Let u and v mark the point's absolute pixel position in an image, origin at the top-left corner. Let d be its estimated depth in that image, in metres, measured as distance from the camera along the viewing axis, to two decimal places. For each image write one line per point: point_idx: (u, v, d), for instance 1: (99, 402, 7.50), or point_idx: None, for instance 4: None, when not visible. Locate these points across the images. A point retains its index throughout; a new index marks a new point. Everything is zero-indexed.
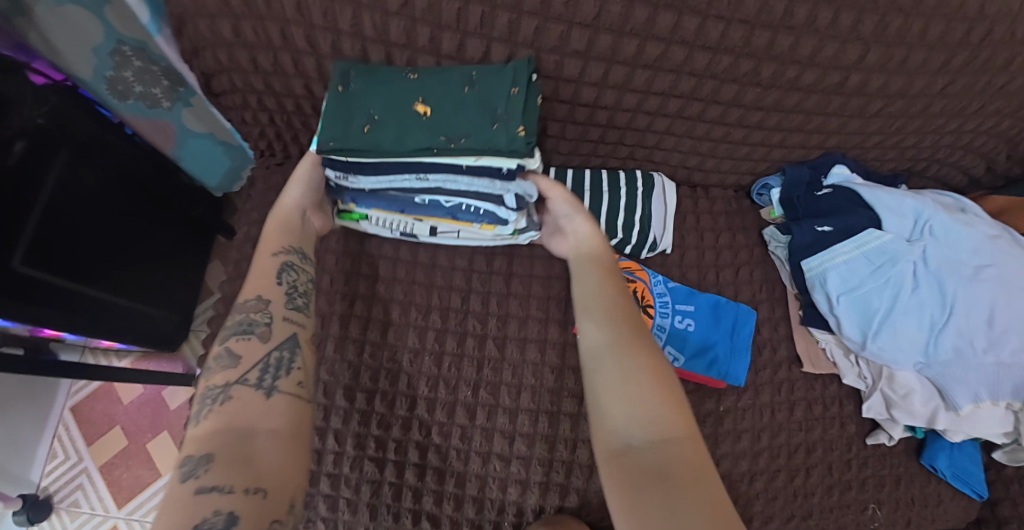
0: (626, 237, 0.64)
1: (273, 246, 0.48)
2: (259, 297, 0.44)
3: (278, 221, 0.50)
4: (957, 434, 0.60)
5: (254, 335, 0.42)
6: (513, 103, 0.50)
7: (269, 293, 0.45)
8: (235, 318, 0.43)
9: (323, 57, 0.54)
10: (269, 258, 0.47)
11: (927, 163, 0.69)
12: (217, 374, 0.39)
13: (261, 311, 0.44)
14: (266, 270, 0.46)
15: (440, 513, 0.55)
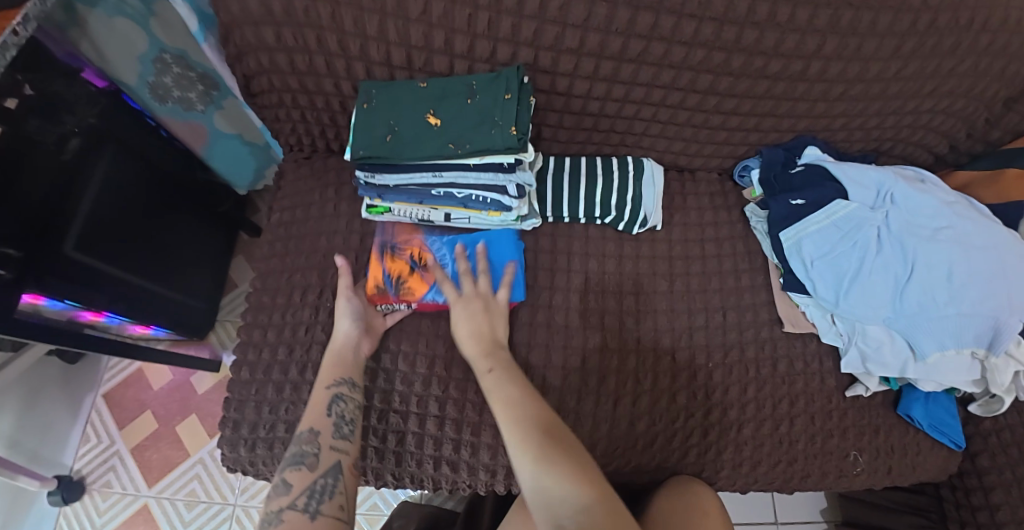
0: (622, 215, 0.71)
1: (327, 378, 0.55)
2: (310, 428, 0.51)
3: (333, 356, 0.58)
4: (930, 383, 0.65)
5: (304, 467, 0.48)
6: (506, 109, 0.58)
7: (320, 425, 0.52)
8: (291, 450, 0.50)
9: (351, 58, 0.63)
10: (325, 389, 0.55)
11: (892, 142, 0.76)
12: (275, 499, 0.45)
13: (311, 442, 0.50)
14: (320, 401, 0.54)
15: (458, 459, 0.62)
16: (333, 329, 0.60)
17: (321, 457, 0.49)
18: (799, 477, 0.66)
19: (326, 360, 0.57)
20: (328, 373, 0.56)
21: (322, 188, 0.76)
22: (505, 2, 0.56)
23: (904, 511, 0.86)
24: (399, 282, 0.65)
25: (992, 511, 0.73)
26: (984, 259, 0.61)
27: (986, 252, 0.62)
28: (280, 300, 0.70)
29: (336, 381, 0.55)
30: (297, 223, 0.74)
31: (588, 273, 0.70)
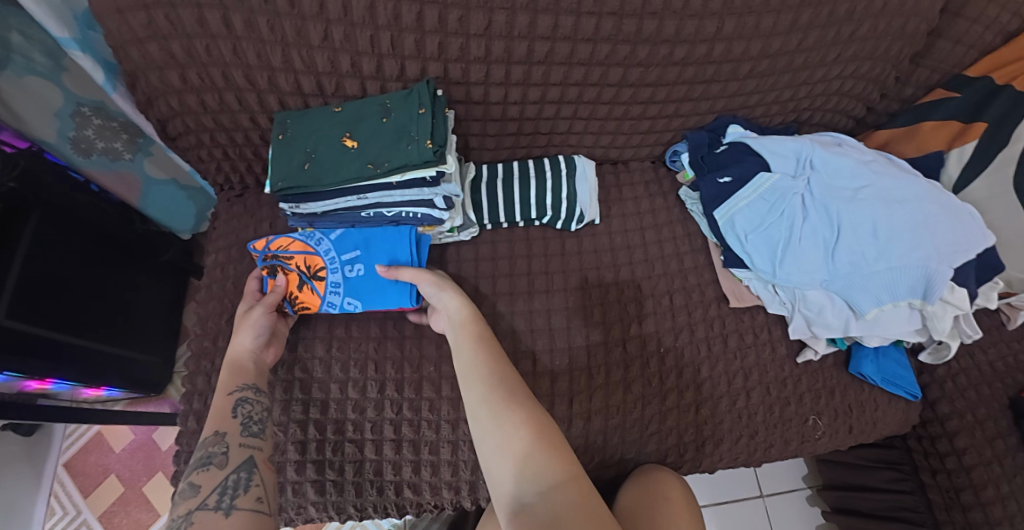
0: (558, 214, 0.72)
1: (230, 387, 0.54)
2: (216, 431, 0.50)
3: (231, 367, 0.56)
4: (874, 339, 0.66)
5: (212, 465, 0.46)
6: (421, 123, 0.58)
7: (225, 426, 0.51)
8: (195, 454, 0.48)
9: (262, 91, 0.62)
10: (226, 397, 0.53)
11: (809, 111, 0.78)
12: (182, 503, 0.43)
13: (218, 442, 0.49)
14: (223, 409, 0.52)
15: (419, 480, 0.62)
16: (231, 344, 0.59)
17: (231, 455, 0.48)
18: (762, 448, 0.67)
19: (228, 373, 0.56)
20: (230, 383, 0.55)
21: (256, 224, 0.75)
22: (404, 20, 0.56)
23: (878, 467, 0.87)
24: (293, 298, 0.64)
25: (958, 456, 0.75)
26: (907, 211, 0.63)
27: (907, 204, 0.63)
28: (223, 343, 0.69)
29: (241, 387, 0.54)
30: (234, 262, 0.73)
31: (531, 275, 0.71)
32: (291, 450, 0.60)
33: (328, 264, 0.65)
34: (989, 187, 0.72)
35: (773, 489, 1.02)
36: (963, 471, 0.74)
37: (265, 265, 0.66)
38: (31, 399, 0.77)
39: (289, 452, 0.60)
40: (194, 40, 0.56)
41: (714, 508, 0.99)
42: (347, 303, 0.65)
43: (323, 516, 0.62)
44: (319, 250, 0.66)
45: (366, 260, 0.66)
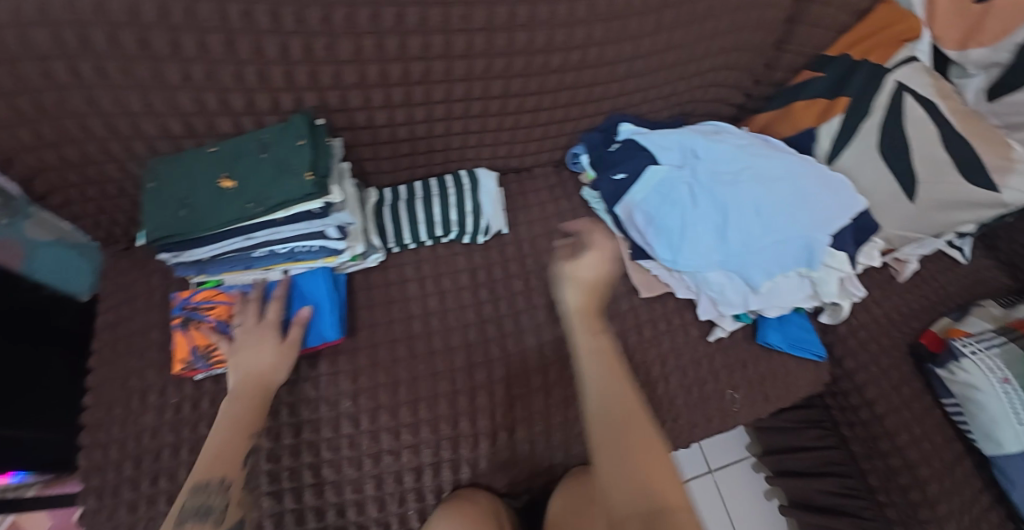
0: (463, 228, 0.72)
1: (247, 428, 0.52)
2: (221, 479, 0.48)
3: (250, 397, 0.54)
4: (773, 309, 0.70)
5: (211, 521, 0.45)
6: (300, 155, 0.57)
7: (231, 474, 0.49)
8: (193, 497, 0.45)
9: (129, 139, 0.59)
10: (244, 439, 0.52)
11: (691, 103, 0.83)
12: None
13: (220, 494, 0.47)
14: (235, 450, 0.51)
15: (345, 521, 0.59)
16: (257, 362, 0.56)
17: (228, 511, 0.47)
18: (685, 429, 0.69)
19: (244, 408, 0.53)
20: (248, 417, 0.53)
21: (148, 276, 0.71)
22: (267, 53, 0.54)
23: (805, 427, 0.91)
24: (209, 351, 0.61)
25: (869, 407, 0.80)
26: (786, 188, 0.67)
27: (784, 181, 0.68)
28: (120, 409, 0.63)
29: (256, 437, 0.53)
30: (126, 319, 0.69)
31: (443, 293, 0.70)
32: None
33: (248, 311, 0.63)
34: (859, 156, 0.76)
35: (720, 463, 1.06)
36: (877, 420, 0.79)
37: (179, 315, 0.62)
38: None
39: None
40: (42, 93, 0.52)
41: None
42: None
43: None
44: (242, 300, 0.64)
45: (289, 306, 0.64)
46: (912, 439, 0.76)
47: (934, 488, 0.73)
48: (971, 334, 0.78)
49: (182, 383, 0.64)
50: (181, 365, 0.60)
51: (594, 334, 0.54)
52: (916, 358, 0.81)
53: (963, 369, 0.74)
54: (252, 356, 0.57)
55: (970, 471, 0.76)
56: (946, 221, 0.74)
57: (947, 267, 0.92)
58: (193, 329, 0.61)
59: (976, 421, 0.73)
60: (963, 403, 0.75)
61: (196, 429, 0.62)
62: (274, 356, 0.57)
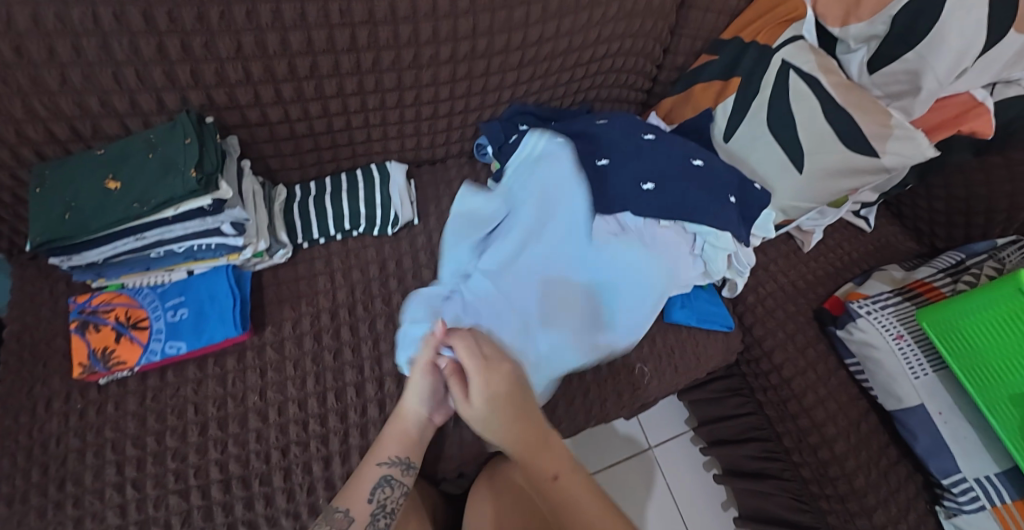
0: (372, 221, 0.74)
1: (386, 456, 0.55)
2: (346, 510, 0.51)
3: (396, 429, 0.56)
4: (670, 289, 0.74)
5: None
6: (184, 153, 0.57)
7: (356, 506, 0.52)
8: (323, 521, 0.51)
9: (12, 145, 0.59)
10: (376, 467, 0.54)
11: (593, 90, 0.86)
12: None
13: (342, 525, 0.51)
14: (368, 482, 0.53)
15: (254, 515, 0.58)
16: (405, 400, 0.57)
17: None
18: (597, 403, 0.72)
19: (398, 428, 0.56)
20: (389, 447, 0.56)
21: (53, 285, 0.70)
22: (144, 52, 0.55)
23: (728, 396, 0.95)
24: (107, 354, 0.61)
25: (778, 371, 0.84)
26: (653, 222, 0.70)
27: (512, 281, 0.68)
28: (23, 419, 0.61)
29: (390, 465, 0.54)
30: (30, 329, 0.67)
31: (352, 286, 0.72)
32: (108, 517, 0.57)
33: (149, 311, 0.64)
34: (750, 132, 0.81)
35: (659, 438, 1.11)
36: (785, 384, 0.83)
37: (76, 319, 0.62)
38: None
39: (105, 519, 0.56)
40: None
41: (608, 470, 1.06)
42: (169, 348, 0.62)
43: None
44: (144, 301, 0.65)
45: (191, 303, 0.65)
46: (818, 400, 0.80)
47: (840, 444, 0.77)
48: (869, 295, 0.82)
49: (87, 389, 0.64)
50: (79, 369, 0.60)
51: (552, 482, 0.54)
52: (820, 321, 0.85)
53: (860, 329, 0.77)
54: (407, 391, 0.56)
55: (875, 426, 0.79)
56: (834, 189, 0.78)
57: (851, 236, 0.97)
58: (93, 333, 0.62)
59: (876, 379, 0.77)
60: (863, 361, 0.78)
61: (101, 433, 0.61)
62: (418, 389, 0.56)
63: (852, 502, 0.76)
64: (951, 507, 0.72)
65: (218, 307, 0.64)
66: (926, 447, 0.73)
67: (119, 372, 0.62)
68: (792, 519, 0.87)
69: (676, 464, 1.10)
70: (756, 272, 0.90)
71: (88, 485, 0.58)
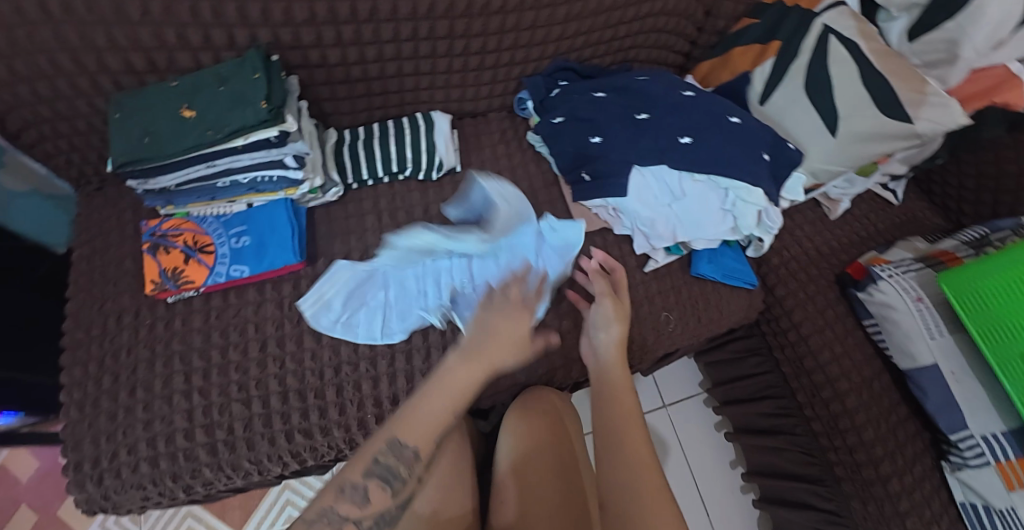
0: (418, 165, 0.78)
1: (456, 407, 0.48)
2: (414, 447, 0.45)
3: (485, 369, 0.51)
4: (700, 242, 0.77)
5: (388, 488, 0.44)
6: (255, 86, 0.61)
7: (419, 442, 0.45)
8: (387, 455, 0.44)
9: (94, 74, 0.63)
10: (449, 413, 0.48)
11: (634, 50, 0.88)
12: (349, 502, 0.41)
13: (408, 464, 0.45)
14: (437, 423, 0.47)
15: (309, 425, 0.65)
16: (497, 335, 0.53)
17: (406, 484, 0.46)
18: (624, 346, 0.77)
19: (471, 373, 0.50)
20: (470, 387, 0.49)
21: (120, 213, 0.75)
22: None
23: (746, 355, 0.99)
24: (177, 273, 0.67)
25: (797, 329, 0.87)
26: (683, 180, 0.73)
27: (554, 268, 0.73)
28: (97, 331, 0.67)
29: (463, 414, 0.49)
30: (101, 252, 0.72)
31: (398, 225, 0.77)
32: (178, 419, 0.63)
33: (212, 237, 0.69)
34: (786, 95, 0.83)
35: (673, 397, 1.16)
36: (803, 341, 0.86)
37: (148, 241, 0.68)
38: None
39: (175, 421, 0.63)
40: (13, 27, 0.56)
41: None
42: (233, 271, 0.68)
43: (220, 478, 0.64)
44: (207, 228, 0.70)
45: (251, 232, 0.69)
46: (834, 357, 0.83)
47: (852, 400, 0.81)
48: (891, 261, 0.84)
49: (154, 306, 0.69)
50: (153, 286, 0.66)
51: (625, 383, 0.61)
52: (841, 285, 0.87)
53: (880, 291, 0.80)
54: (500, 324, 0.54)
55: (888, 385, 0.82)
56: (865, 153, 0.79)
57: (878, 206, 0.99)
58: (164, 254, 0.68)
59: (893, 338, 0.80)
60: (881, 322, 0.81)
61: (169, 345, 0.66)
62: (512, 327, 0.54)
63: (860, 453, 0.79)
64: (958, 462, 0.76)
65: (277, 237, 0.69)
66: (937, 404, 0.76)
67: (189, 291, 0.67)
68: (801, 472, 0.91)
69: (687, 423, 1.15)
70: (782, 235, 0.92)
71: (159, 391, 0.64)
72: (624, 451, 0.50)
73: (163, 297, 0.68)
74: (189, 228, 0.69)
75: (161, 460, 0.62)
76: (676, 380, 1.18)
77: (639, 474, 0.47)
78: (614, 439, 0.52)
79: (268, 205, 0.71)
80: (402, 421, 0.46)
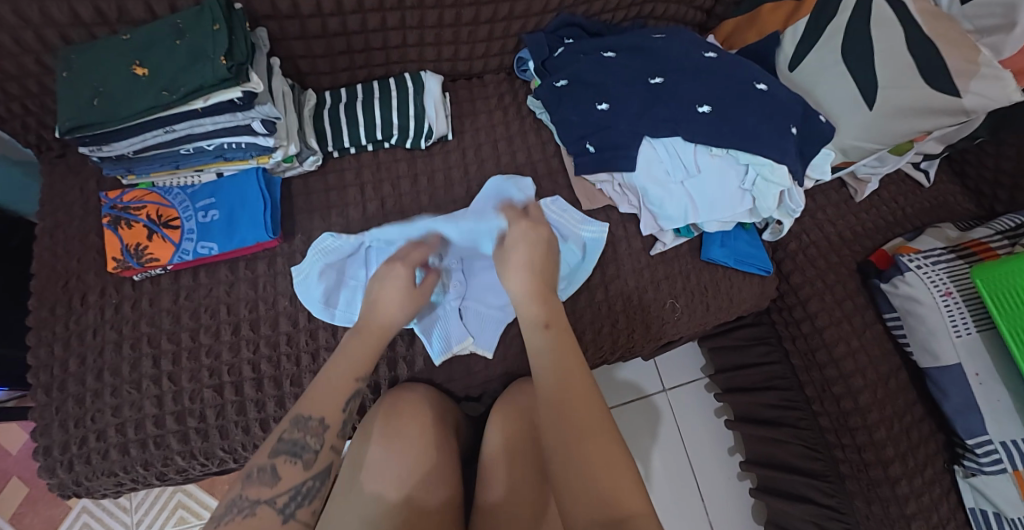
0: (404, 131, 0.71)
1: (352, 371, 0.53)
2: (320, 417, 0.49)
3: (375, 334, 0.56)
4: (712, 224, 0.70)
5: (300, 461, 0.47)
6: (213, 40, 0.53)
7: (328, 414, 0.50)
8: (291, 430, 0.47)
9: (37, 26, 0.56)
10: (353, 381, 0.53)
11: (651, 5, 0.78)
12: (254, 485, 0.43)
13: (316, 433, 0.48)
14: (340, 392, 0.51)
15: (285, 413, 0.61)
16: (380, 307, 0.57)
17: (319, 455, 0.48)
18: (625, 335, 0.72)
19: (366, 344, 0.55)
20: (359, 353, 0.54)
21: (83, 183, 0.69)
22: None
23: (753, 343, 0.93)
24: (140, 250, 0.61)
25: (811, 320, 0.81)
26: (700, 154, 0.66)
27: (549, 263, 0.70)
28: (60, 311, 0.62)
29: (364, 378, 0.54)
30: (64, 225, 0.67)
31: (383, 199, 0.71)
32: (147, 405, 0.59)
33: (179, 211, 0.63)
34: (821, 59, 0.73)
35: (673, 382, 1.12)
36: (817, 333, 0.80)
37: (108, 214, 0.62)
38: None
39: (145, 407, 0.59)
40: None
41: (616, 410, 1.08)
42: (201, 248, 0.62)
43: (194, 464, 0.61)
44: (175, 201, 0.64)
45: (221, 205, 0.64)
46: (849, 351, 0.77)
47: (865, 397, 0.76)
48: (920, 250, 0.76)
49: (121, 285, 0.64)
50: (114, 264, 0.60)
51: (542, 330, 0.53)
52: (863, 274, 0.81)
53: (906, 283, 0.73)
54: (383, 305, 0.58)
55: (904, 383, 0.77)
56: (908, 129, 0.70)
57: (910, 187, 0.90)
58: (126, 229, 0.62)
59: (915, 334, 0.74)
60: (903, 316, 0.74)
61: (137, 327, 0.62)
62: (398, 299, 0.58)
63: (869, 452, 0.75)
64: (971, 467, 0.71)
65: (248, 212, 0.63)
66: (955, 406, 0.70)
67: (154, 269, 0.62)
68: (803, 466, 0.87)
69: (687, 408, 1.11)
70: (802, 218, 0.85)
71: (127, 375, 0.60)
72: (552, 379, 0.48)
73: (126, 275, 0.62)
74: (154, 200, 0.63)
75: (131, 447, 0.59)
76: (679, 363, 1.14)
77: (565, 400, 0.45)
78: (542, 369, 0.49)
79: (240, 176, 0.65)
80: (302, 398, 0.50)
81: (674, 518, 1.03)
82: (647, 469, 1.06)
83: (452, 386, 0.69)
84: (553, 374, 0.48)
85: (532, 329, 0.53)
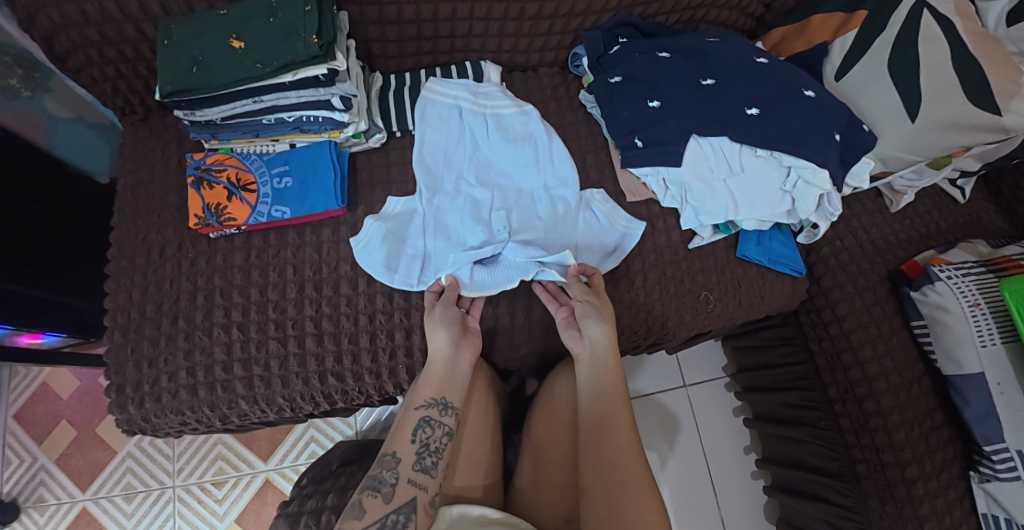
0: (479, 107, 0.75)
1: (416, 404, 0.58)
2: (394, 453, 0.54)
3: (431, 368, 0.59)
4: (750, 222, 0.72)
5: (380, 495, 0.51)
6: (305, 19, 0.58)
7: (404, 449, 0.55)
8: (374, 469, 0.53)
9: None
10: (414, 411, 0.57)
11: (705, 9, 0.81)
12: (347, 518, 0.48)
13: (391, 468, 0.53)
14: (409, 425, 0.56)
15: (342, 369, 0.66)
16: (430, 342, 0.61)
17: (398, 488, 0.51)
18: (660, 322, 0.75)
19: (428, 375, 0.59)
20: (421, 389, 0.59)
21: (164, 146, 0.74)
22: None
23: (778, 344, 0.96)
24: (220, 209, 0.66)
25: (839, 323, 0.84)
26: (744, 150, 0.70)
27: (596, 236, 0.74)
28: (141, 260, 0.68)
29: (426, 406, 0.57)
30: (144, 183, 0.72)
31: None
32: (217, 351, 0.64)
33: (256, 176, 0.68)
34: (866, 71, 0.76)
35: (694, 378, 1.15)
36: (844, 335, 0.83)
37: (192, 174, 0.68)
38: (26, 352, 0.74)
39: (215, 353, 0.64)
40: None
41: (635, 402, 1.12)
42: (274, 211, 0.67)
43: (255, 410, 0.66)
44: (252, 167, 0.69)
45: (294, 174, 0.69)
46: (875, 355, 0.80)
47: (887, 400, 0.78)
48: (952, 262, 0.79)
49: (197, 240, 0.69)
50: (196, 221, 0.66)
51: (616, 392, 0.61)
52: (893, 282, 0.83)
53: (936, 292, 0.75)
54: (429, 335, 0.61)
55: (926, 389, 0.79)
56: (946, 144, 0.72)
57: (945, 202, 0.92)
58: (208, 190, 0.67)
59: (940, 342, 0.76)
60: (931, 324, 0.77)
61: (211, 279, 0.67)
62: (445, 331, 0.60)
63: (887, 453, 0.78)
64: (986, 473, 0.74)
65: (319, 181, 0.68)
66: (975, 413, 0.73)
67: (230, 228, 0.68)
68: (821, 466, 0.89)
69: (705, 404, 1.15)
70: (836, 224, 0.88)
71: (200, 322, 0.65)
72: (612, 445, 0.56)
73: (205, 232, 0.68)
74: (235, 164, 0.69)
75: (200, 389, 0.64)
76: (701, 361, 1.17)
77: (620, 467, 0.54)
78: (604, 431, 0.57)
79: (313, 148, 0.70)
80: (388, 439, 0.57)
81: (684, 509, 1.07)
82: (661, 460, 1.09)
83: (492, 356, 0.74)
84: (616, 443, 0.56)
85: (601, 387, 0.61)
